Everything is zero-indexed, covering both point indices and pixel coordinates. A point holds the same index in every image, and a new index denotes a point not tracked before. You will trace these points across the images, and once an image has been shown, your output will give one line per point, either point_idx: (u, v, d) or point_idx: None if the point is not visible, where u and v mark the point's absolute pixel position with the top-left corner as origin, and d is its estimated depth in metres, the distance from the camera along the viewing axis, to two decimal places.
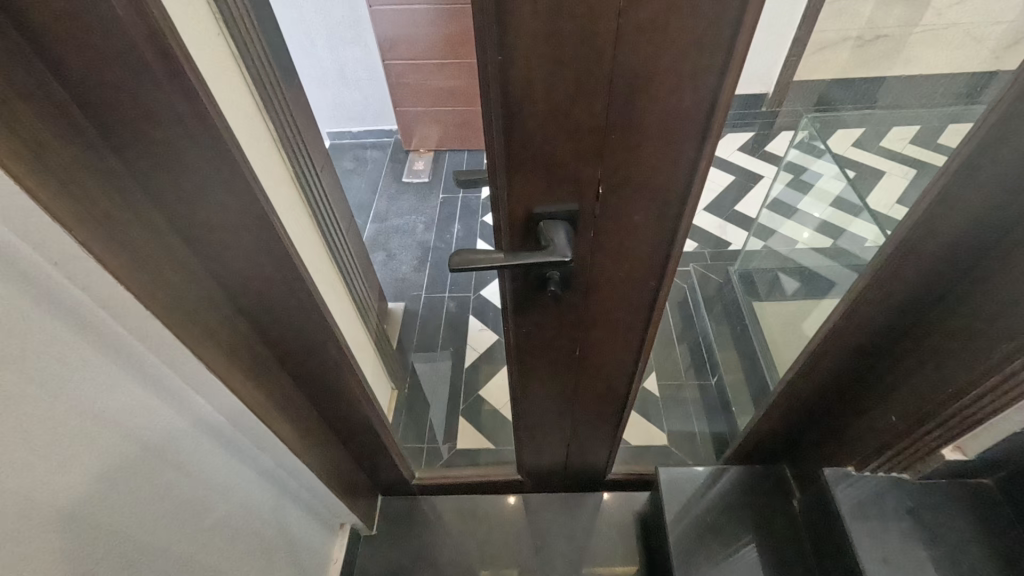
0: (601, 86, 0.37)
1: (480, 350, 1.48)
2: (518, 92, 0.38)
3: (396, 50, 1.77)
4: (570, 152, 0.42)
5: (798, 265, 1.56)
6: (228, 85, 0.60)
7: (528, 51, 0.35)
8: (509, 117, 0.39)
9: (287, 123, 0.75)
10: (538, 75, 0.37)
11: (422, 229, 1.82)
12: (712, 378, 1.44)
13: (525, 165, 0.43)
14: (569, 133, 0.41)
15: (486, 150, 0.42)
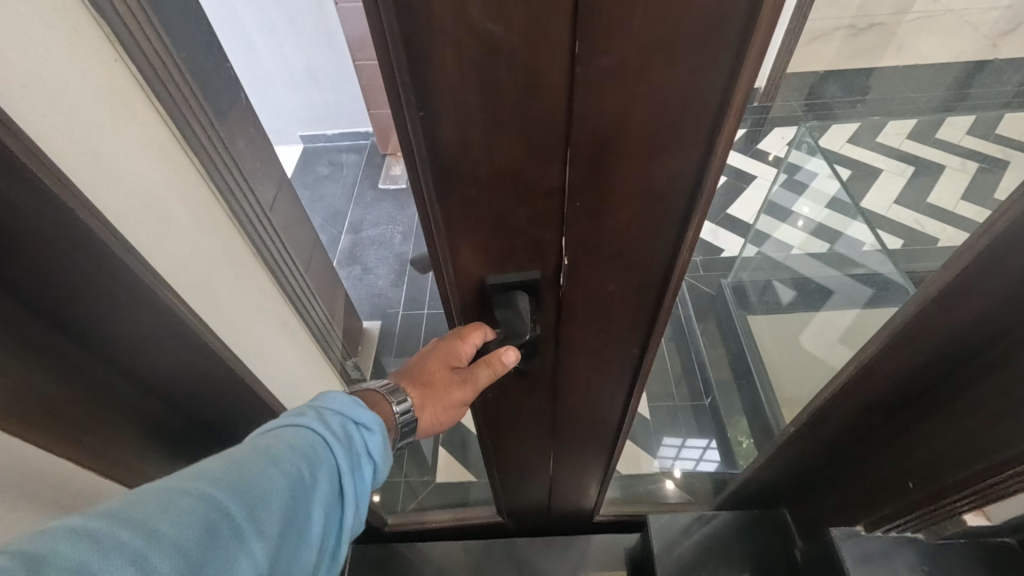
0: (555, 147, 0.29)
1: None
2: (448, 153, 0.30)
3: (366, 51, 1.67)
4: (525, 221, 0.35)
5: (793, 273, 1.52)
6: (119, 125, 0.53)
7: (457, 109, 0.27)
8: (441, 181, 0.32)
9: (216, 151, 0.68)
10: (473, 136, 0.29)
11: (400, 240, 1.73)
12: (707, 399, 1.37)
13: (470, 231, 0.36)
14: (524, 199, 0.33)
15: (419, 216, 0.35)
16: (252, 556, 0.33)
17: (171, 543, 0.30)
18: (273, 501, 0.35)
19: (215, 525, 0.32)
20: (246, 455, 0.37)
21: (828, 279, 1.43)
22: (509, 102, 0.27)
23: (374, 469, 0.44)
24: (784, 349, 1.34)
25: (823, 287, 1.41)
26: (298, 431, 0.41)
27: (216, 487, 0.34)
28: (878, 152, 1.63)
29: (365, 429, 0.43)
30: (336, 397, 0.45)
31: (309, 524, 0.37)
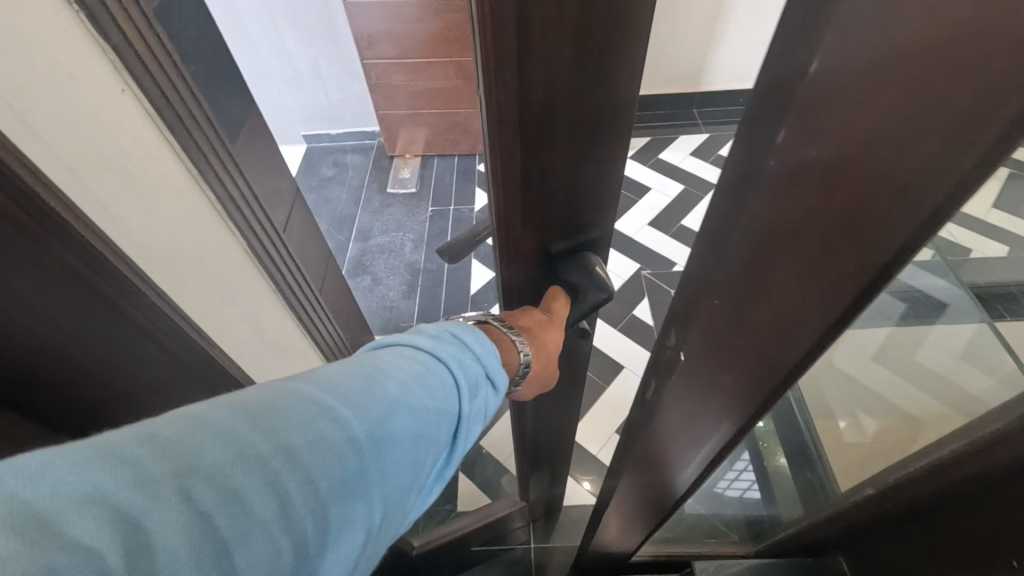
0: (621, 99, 0.35)
1: None
2: (534, 111, 0.33)
3: (374, 49, 1.58)
4: (587, 174, 0.39)
5: None
6: (116, 162, 0.45)
7: (548, 70, 0.31)
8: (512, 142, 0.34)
9: (240, 194, 0.57)
10: (559, 95, 0.33)
11: (410, 248, 1.67)
12: None
13: (532, 191, 0.39)
14: (587, 152, 0.37)
15: (493, 179, 0.37)
16: (370, 502, 0.30)
17: (302, 475, 0.27)
18: (399, 444, 0.32)
19: (340, 461, 0.29)
20: (381, 378, 0.34)
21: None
22: (586, 63, 0.31)
23: (489, 412, 0.41)
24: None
25: None
26: (427, 365, 0.37)
27: (352, 416, 0.31)
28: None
29: (492, 385, 0.41)
30: (464, 327, 0.41)
31: (425, 466, 0.35)
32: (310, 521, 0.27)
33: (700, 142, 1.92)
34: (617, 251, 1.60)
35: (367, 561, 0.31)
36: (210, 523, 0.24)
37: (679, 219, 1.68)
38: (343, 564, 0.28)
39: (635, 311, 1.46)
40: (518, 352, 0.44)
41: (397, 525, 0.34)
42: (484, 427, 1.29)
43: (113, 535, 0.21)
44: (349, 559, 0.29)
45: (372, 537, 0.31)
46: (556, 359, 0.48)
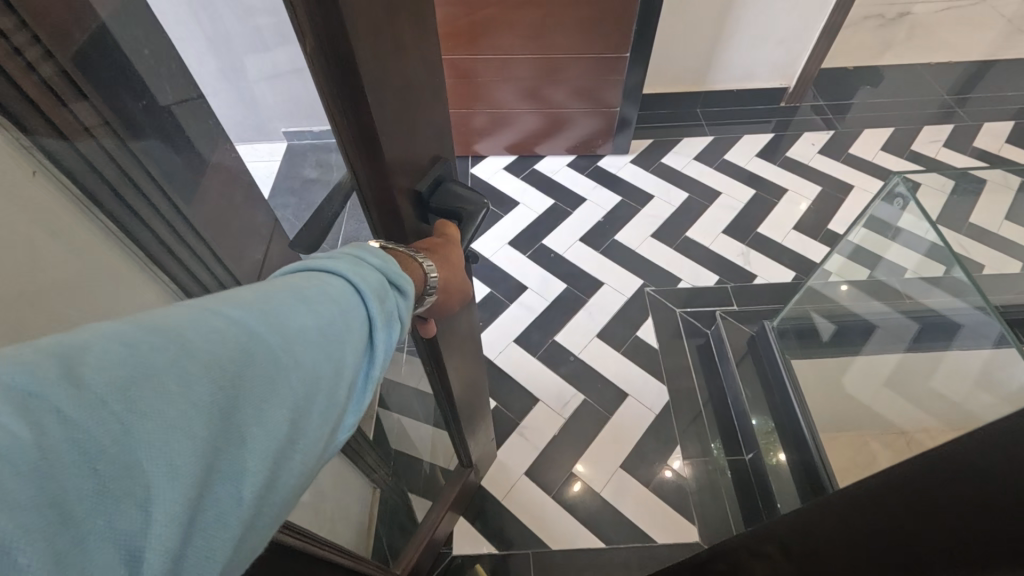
0: (410, 24, 0.41)
1: None
2: (373, 69, 0.37)
3: None
4: (420, 117, 0.46)
5: (841, 310, 1.35)
6: (38, 243, 0.38)
7: (368, 20, 0.35)
8: (367, 120, 0.39)
9: (188, 260, 0.50)
10: (380, 47, 0.37)
11: None
12: (747, 455, 1.21)
13: (395, 150, 0.44)
14: (411, 77, 0.43)
15: (352, 137, 0.41)
16: (285, 384, 0.28)
17: (201, 358, 0.25)
18: (310, 334, 0.29)
19: (237, 347, 0.27)
20: (277, 287, 0.31)
21: (883, 320, 1.33)
22: (394, 34, 0.39)
23: (407, 323, 0.38)
24: (829, 392, 1.29)
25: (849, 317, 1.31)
26: (331, 271, 0.34)
27: (246, 312, 0.28)
28: (880, 175, 1.74)
29: (401, 292, 0.37)
30: (358, 247, 0.38)
31: (349, 363, 0.31)
32: (220, 398, 0.25)
33: (704, 145, 1.83)
34: (619, 265, 1.52)
35: (309, 453, 0.28)
36: (102, 402, 0.22)
37: (683, 230, 1.60)
38: (268, 453, 0.26)
39: (639, 331, 1.39)
40: (422, 264, 0.45)
41: (339, 422, 0.31)
42: None
43: (6, 410, 0.20)
44: (276, 446, 0.26)
45: (302, 420, 0.28)
46: (456, 276, 0.51)
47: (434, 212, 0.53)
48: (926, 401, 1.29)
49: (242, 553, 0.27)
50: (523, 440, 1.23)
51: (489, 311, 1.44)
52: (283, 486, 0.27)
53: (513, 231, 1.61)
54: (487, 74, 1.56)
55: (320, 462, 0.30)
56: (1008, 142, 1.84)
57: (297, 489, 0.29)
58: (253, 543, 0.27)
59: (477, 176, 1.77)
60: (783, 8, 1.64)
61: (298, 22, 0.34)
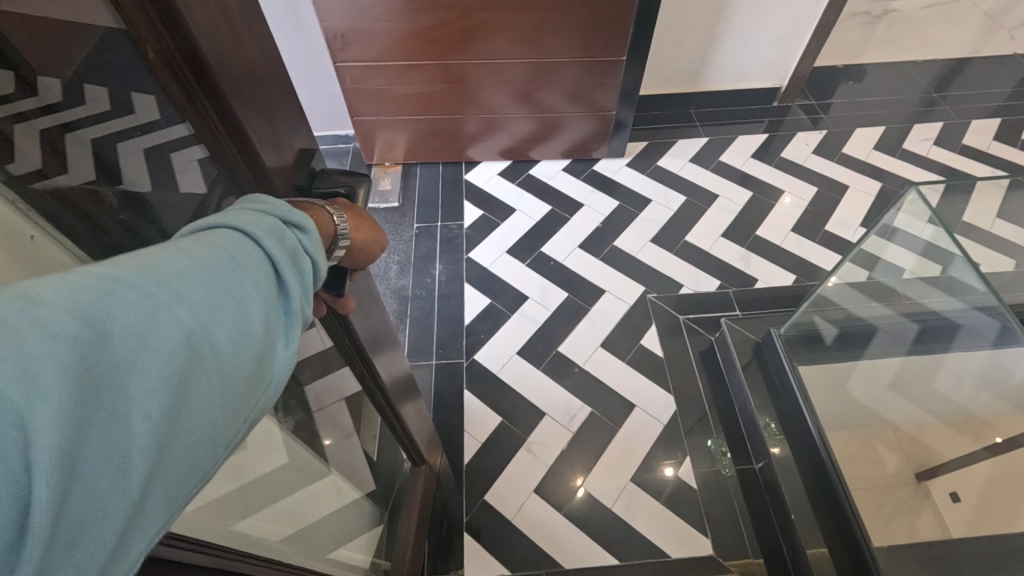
0: (253, 22, 0.38)
1: (482, 440, 1.23)
2: (225, 73, 0.35)
3: (348, 51, 1.42)
4: (285, 113, 0.42)
5: (850, 317, 1.32)
6: None
7: (207, 23, 0.32)
8: (228, 115, 0.36)
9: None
10: (228, 51, 0.35)
11: (395, 272, 1.51)
12: (756, 464, 1.20)
13: (265, 147, 0.40)
14: (268, 78, 0.40)
15: (219, 153, 0.37)
16: (175, 317, 0.26)
17: (59, 302, 0.22)
18: (198, 274, 0.28)
19: (111, 290, 0.24)
20: (150, 248, 0.29)
21: (887, 323, 1.33)
22: (237, 23, 0.35)
23: (319, 262, 0.36)
24: (836, 397, 1.29)
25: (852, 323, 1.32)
26: (215, 224, 0.32)
27: (114, 264, 0.26)
28: (875, 175, 1.75)
29: (302, 230, 0.35)
30: (246, 200, 0.35)
31: (252, 297, 0.30)
32: (94, 335, 0.23)
33: (699, 147, 1.82)
34: (620, 272, 1.51)
35: (217, 383, 0.27)
36: None
37: (683, 235, 1.59)
38: (163, 377, 0.24)
39: (644, 340, 1.38)
40: (328, 214, 0.41)
41: (253, 351, 0.29)
42: (487, 480, 1.18)
43: None
44: (175, 372, 0.25)
45: (202, 353, 0.26)
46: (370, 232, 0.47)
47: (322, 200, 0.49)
48: (928, 401, 1.31)
49: (164, 491, 0.25)
50: (531, 456, 1.21)
51: (490, 323, 1.41)
52: (191, 417, 0.26)
53: (511, 240, 1.58)
54: (478, 80, 1.52)
55: (238, 394, 0.28)
56: (995, 139, 1.87)
57: (214, 422, 0.27)
58: (174, 479, 0.26)
59: (472, 182, 1.74)
60: (776, 9, 1.64)
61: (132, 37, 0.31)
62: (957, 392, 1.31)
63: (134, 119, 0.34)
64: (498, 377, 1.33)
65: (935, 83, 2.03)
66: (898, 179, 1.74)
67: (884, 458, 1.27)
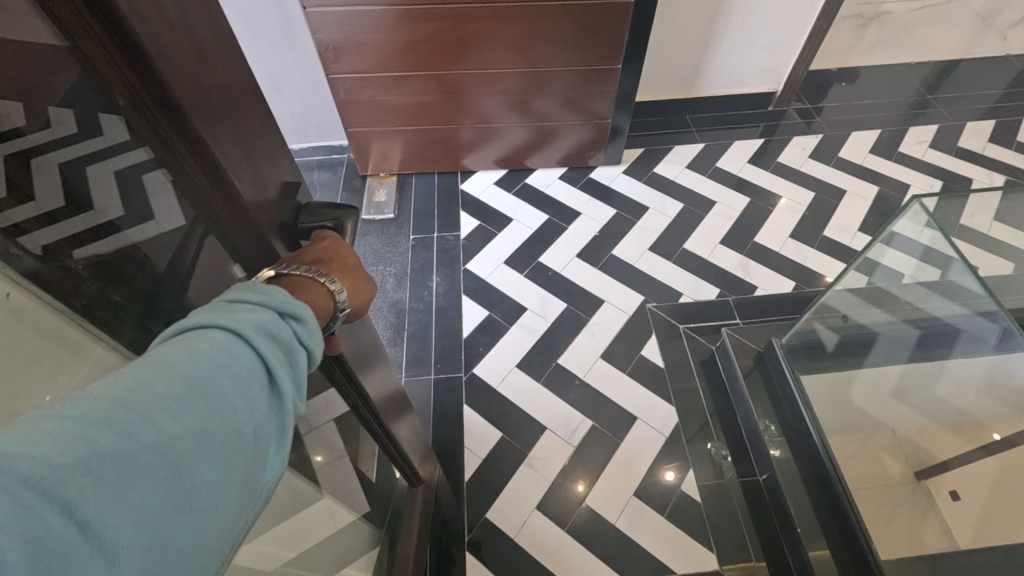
0: (223, 42, 0.36)
1: (482, 456, 1.22)
2: (193, 101, 0.32)
3: (341, 62, 1.40)
4: (261, 137, 0.40)
5: (852, 325, 1.30)
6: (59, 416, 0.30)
7: (169, 46, 0.30)
8: (196, 141, 0.33)
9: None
10: (194, 76, 0.32)
11: (392, 285, 1.50)
12: (761, 476, 1.19)
13: (241, 177, 0.37)
14: (244, 102, 0.37)
15: (194, 188, 0.35)
16: (161, 454, 0.25)
17: (41, 459, 0.22)
18: (186, 398, 0.27)
19: (93, 434, 0.24)
20: (140, 361, 0.28)
21: (888, 330, 1.32)
22: (198, 38, 0.33)
23: (313, 351, 0.35)
24: (838, 405, 1.29)
25: (855, 330, 1.30)
26: (209, 325, 0.31)
27: (101, 395, 0.25)
28: (872, 178, 1.75)
29: (297, 319, 0.35)
30: (241, 288, 0.34)
31: (244, 413, 0.29)
32: (72, 493, 0.22)
33: (696, 153, 1.81)
34: (618, 282, 1.49)
35: (206, 512, 0.27)
36: None
37: (681, 242, 1.58)
38: (145, 524, 0.24)
39: (644, 350, 1.37)
40: (332, 295, 0.39)
41: (245, 467, 0.29)
42: (489, 497, 1.17)
43: None
44: (160, 510, 0.25)
45: (190, 485, 0.26)
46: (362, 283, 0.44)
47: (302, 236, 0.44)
48: (928, 406, 1.31)
49: None
50: (533, 472, 1.19)
51: (489, 336, 1.40)
52: (177, 552, 0.25)
53: (508, 250, 1.57)
54: (473, 89, 1.51)
55: (229, 515, 0.28)
56: (990, 141, 1.87)
57: (202, 550, 0.27)
58: None
59: (468, 192, 1.72)
60: (769, 15, 1.63)
61: (94, 79, 0.28)
62: (958, 397, 1.31)
63: (108, 141, 0.30)
64: (498, 391, 1.31)
65: (927, 84, 2.04)
66: (895, 183, 1.74)
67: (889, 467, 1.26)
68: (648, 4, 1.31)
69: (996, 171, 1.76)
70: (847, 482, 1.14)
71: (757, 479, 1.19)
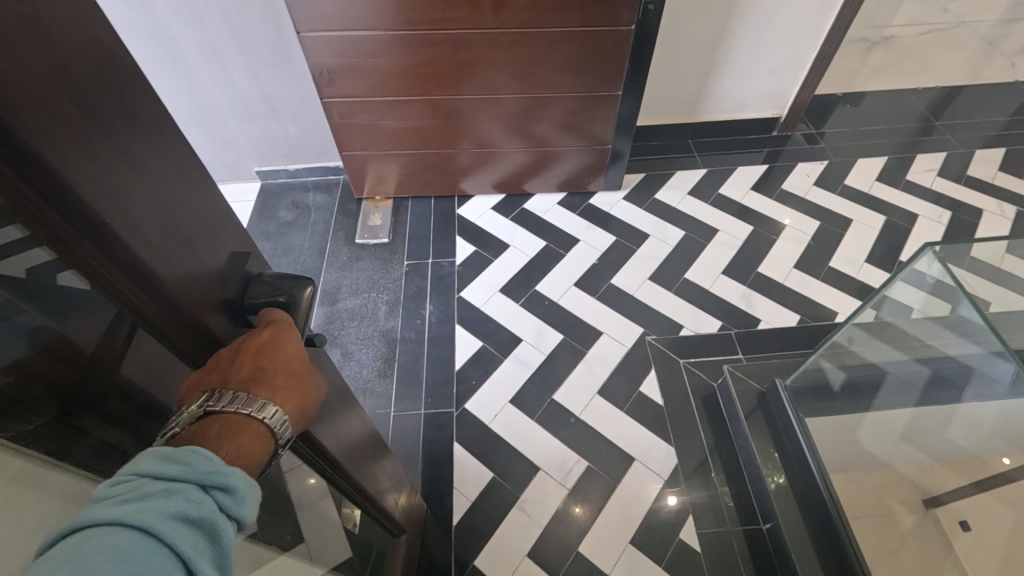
0: (143, 103, 0.30)
1: (472, 498, 1.17)
2: (99, 184, 0.27)
3: (335, 86, 1.37)
4: (194, 208, 0.34)
5: (858, 362, 1.25)
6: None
7: (56, 122, 0.25)
8: (98, 228, 0.27)
9: (127, 443, 0.35)
10: (101, 151, 0.27)
11: (384, 312, 1.46)
12: (764, 525, 1.12)
13: (162, 255, 0.31)
14: (168, 172, 0.32)
15: (104, 285, 0.29)
16: None
17: None
18: None
19: None
20: None
21: (897, 370, 1.26)
22: (96, 96, 0.27)
23: (242, 518, 0.32)
24: (844, 448, 1.24)
25: (864, 368, 1.26)
26: (109, 521, 0.27)
27: None
28: (879, 208, 1.71)
29: (224, 488, 0.31)
30: (154, 457, 0.30)
31: None
32: None
33: (698, 179, 1.77)
34: (617, 312, 1.45)
35: None
36: None
37: (682, 272, 1.54)
38: None
39: (642, 386, 1.32)
40: (269, 427, 0.36)
41: None
42: (478, 542, 1.11)
43: None
44: None
45: None
46: (310, 378, 0.41)
47: (253, 313, 0.40)
48: (940, 451, 1.25)
49: None
50: (524, 516, 1.14)
51: (482, 369, 1.35)
52: None
53: (504, 278, 1.53)
54: (472, 113, 1.48)
55: None
56: (1000, 169, 1.83)
57: None
58: None
59: (465, 217, 1.69)
60: (773, 40, 1.61)
61: None
62: (971, 442, 1.25)
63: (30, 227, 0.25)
64: (490, 428, 1.26)
65: (934, 110, 2.00)
66: (903, 212, 1.70)
67: (902, 519, 1.21)
68: (649, 30, 1.29)
69: (1006, 202, 1.72)
70: (855, 534, 1.08)
71: (760, 528, 1.13)
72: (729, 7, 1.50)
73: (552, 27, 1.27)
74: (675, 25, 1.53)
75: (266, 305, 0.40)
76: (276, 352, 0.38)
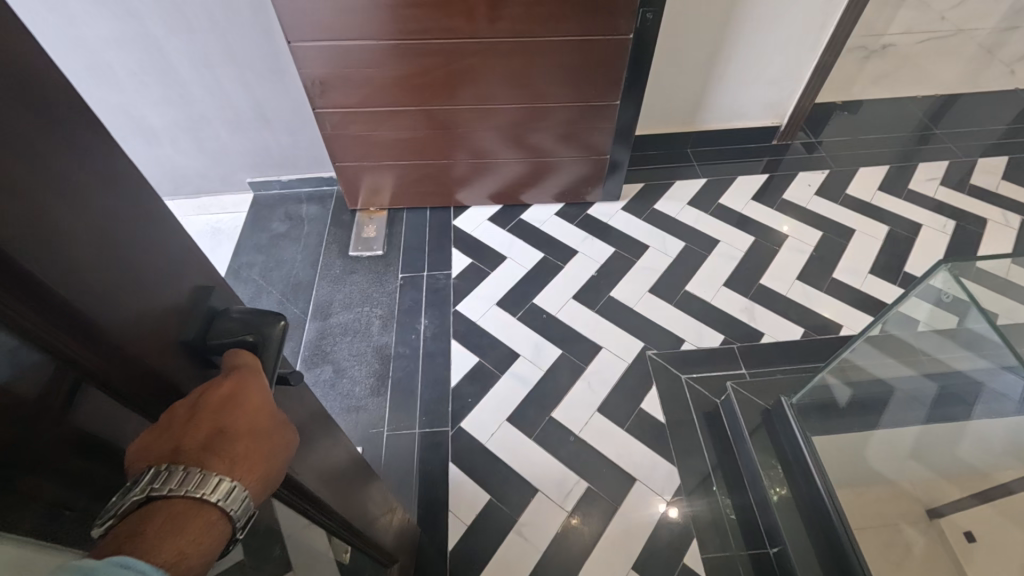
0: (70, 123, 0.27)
1: (468, 521, 1.12)
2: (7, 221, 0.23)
3: (328, 97, 1.35)
4: (137, 239, 0.31)
5: (865, 377, 1.20)
6: None
7: None
8: (15, 269, 0.24)
9: (82, 501, 0.31)
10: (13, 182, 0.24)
11: (378, 327, 1.42)
12: (772, 549, 1.08)
13: (101, 295, 0.28)
14: (102, 200, 0.29)
15: (26, 333, 0.25)
16: None
17: None
18: None
19: None
20: None
21: (905, 385, 1.23)
22: (14, 123, 0.24)
23: None
24: (852, 467, 1.20)
25: (873, 383, 1.22)
26: None
27: None
28: (882, 218, 1.68)
29: None
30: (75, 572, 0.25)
31: None
32: None
33: (697, 189, 1.75)
34: (617, 326, 1.42)
35: None
36: None
37: (683, 284, 1.50)
38: None
39: (644, 403, 1.28)
40: (222, 512, 0.32)
41: None
42: (474, 568, 1.07)
43: None
44: None
45: None
46: (274, 441, 0.37)
47: (217, 352, 0.37)
48: (950, 469, 1.21)
49: None
50: (522, 540, 1.10)
51: (478, 386, 1.31)
52: None
53: (501, 291, 1.49)
54: (468, 124, 1.45)
55: None
56: (1003, 178, 1.80)
57: None
58: None
59: (461, 229, 1.66)
60: (772, 49, 1.59)
61: None
62: (982, 459, 1.21)
63: None
64: (486, 447, 1.22)
65: (933, 118, 1.98)
66: (906, 222, 1.67)
67: (912, 539, 1.17)
68: (647, 39, 1.27)
69: (1010, 211, 1.69)
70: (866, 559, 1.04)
71: (768, 552, 1.09)
72: (727, 14, 1.48)
73: (548, 36, 1.24)
74: (673, 33, 1.51)
75: (232, 344, 0.36)
76: (233, 411, 0.34)
